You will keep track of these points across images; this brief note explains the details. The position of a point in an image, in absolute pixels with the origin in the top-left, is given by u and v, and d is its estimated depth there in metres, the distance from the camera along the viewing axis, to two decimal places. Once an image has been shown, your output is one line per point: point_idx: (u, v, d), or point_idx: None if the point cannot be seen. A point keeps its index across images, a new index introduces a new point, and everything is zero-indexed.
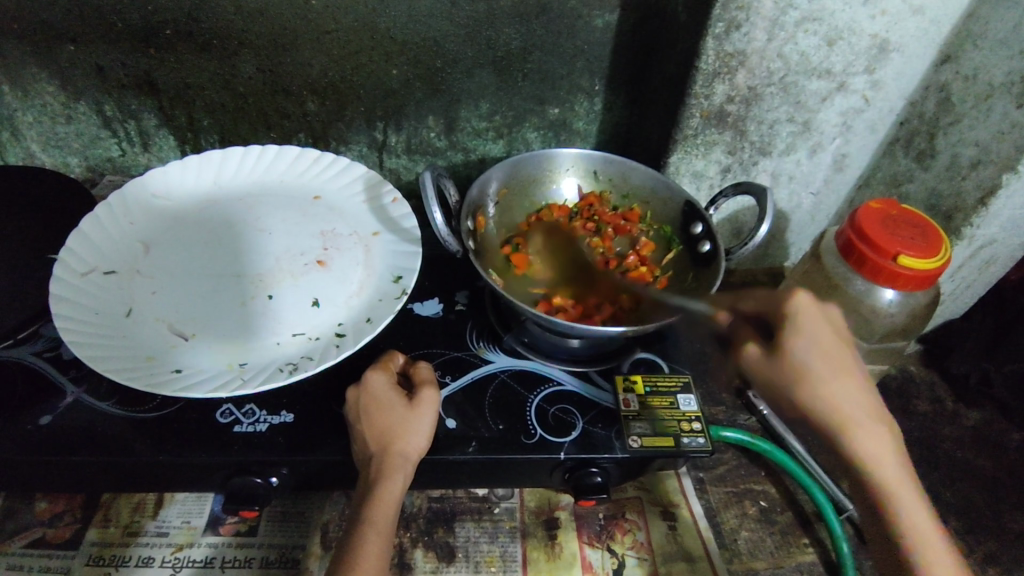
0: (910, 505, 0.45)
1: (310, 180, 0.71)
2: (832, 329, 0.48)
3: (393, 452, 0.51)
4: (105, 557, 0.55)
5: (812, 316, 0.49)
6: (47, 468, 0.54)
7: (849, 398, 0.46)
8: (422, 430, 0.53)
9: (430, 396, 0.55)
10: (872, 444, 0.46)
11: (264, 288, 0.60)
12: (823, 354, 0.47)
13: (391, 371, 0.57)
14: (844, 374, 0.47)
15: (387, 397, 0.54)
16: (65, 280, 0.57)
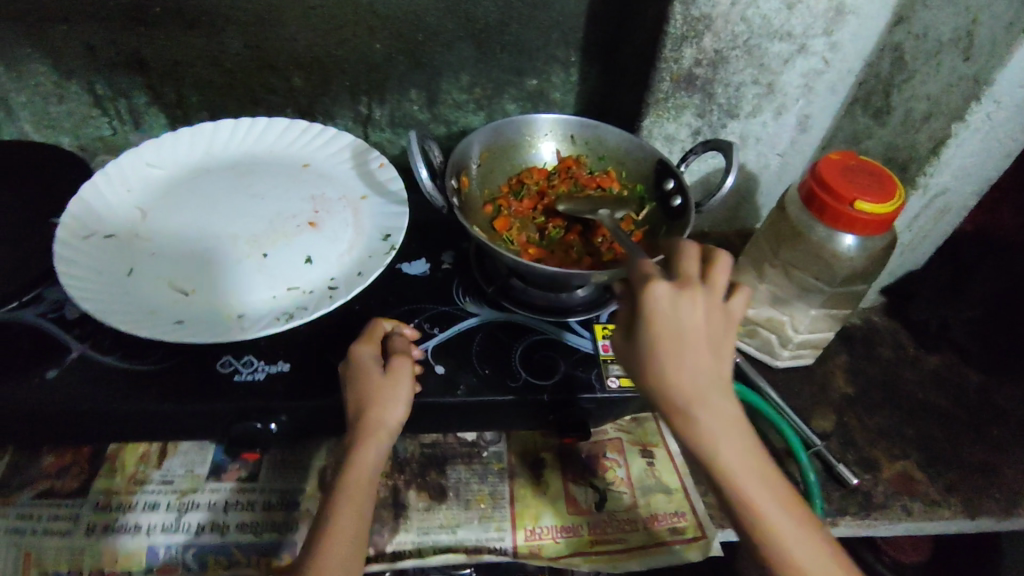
0: (765, 504, 0.43)
1: (300, 149, 0.74)
2: (692, 325, 0.43)
3: (372, 419, 0.53)
4: (112, 503, 0.58)
5: (672, 307, 0.43)
6: (55, 419, 0.57)
7: (698, 386, 0.43)
8: (398, 402, 0.54)
9: (406, 369, 0.56)
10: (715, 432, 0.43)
11: (259, 248, 0.63)
12: (676, 352, 0.43)
13: (374, 345, 0.58)
14: (699, 372, 0.43)
15: (364, 370, 0.56)
16: (68, 241, 0.59)
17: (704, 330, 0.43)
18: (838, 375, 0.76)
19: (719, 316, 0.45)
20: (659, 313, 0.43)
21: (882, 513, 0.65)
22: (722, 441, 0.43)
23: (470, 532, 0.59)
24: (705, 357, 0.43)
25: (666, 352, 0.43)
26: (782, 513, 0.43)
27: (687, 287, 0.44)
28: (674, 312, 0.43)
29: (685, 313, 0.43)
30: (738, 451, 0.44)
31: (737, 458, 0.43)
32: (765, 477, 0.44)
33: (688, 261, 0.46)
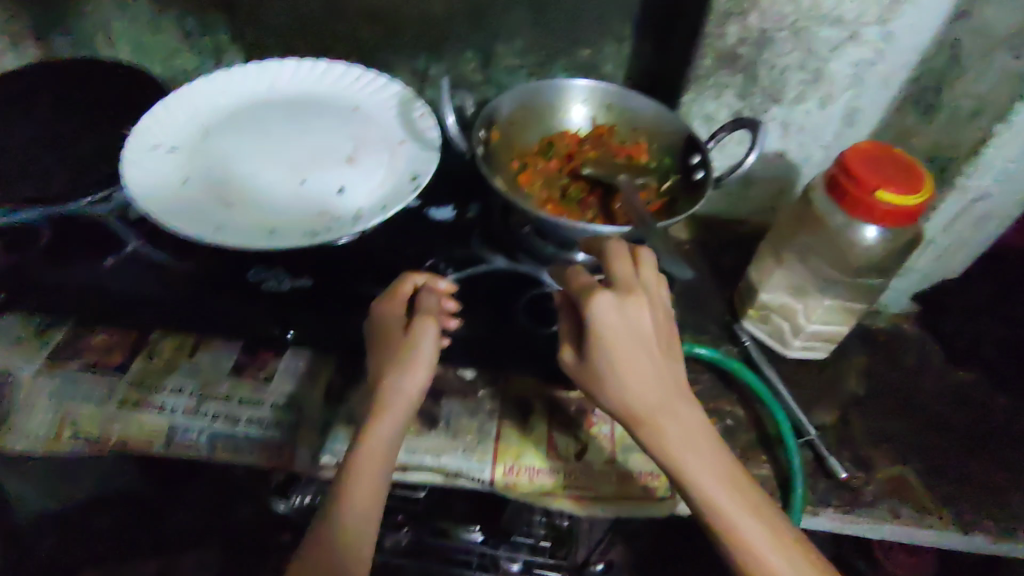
0: (724, 500, 0.46)
1: (353, 93, 0.79)
2: (636, 329, 0.48)
3: (387, 391, 0.52)
4: (145, 382, 0.65)
5: (612, 314, 0.47)
6: (106, 300, 0.64)
7: (648, 391, 0.48)
8: (417, 372, 0.53)
9: (428, 333, 0.54)
10: (671, 433, 0.48)
11: (299, 176, 0.69)
12: (621, 359, 0.47)
13: (399, 302, 0.56)
14: (644, 377, 0.48)
15: (384, 335, 0.55)
16: (136, 149, 0.67)
17: (644, 332, 0.48)
18: (852, 375, 0.75)
19: (657, 317, 0.49)
20: (600, 323, 0.47)
21: (868, 511, 0.64)
22: (674, 442, 0.47)
23: (452, 460, 0.62)
24: (652, 362, 0.48)
25: (615, 358, 0.47)
26: (736, 503, 0.46)
27: (623, 293, 0.48)
28: (617, 319, 0.47)
29: (627, 319, 0.48)
30: (695, 450, 0.47)
31: (691, 458, 0.47)
32: (721, 471, 0.47)
33: (619, 263, 0.50)
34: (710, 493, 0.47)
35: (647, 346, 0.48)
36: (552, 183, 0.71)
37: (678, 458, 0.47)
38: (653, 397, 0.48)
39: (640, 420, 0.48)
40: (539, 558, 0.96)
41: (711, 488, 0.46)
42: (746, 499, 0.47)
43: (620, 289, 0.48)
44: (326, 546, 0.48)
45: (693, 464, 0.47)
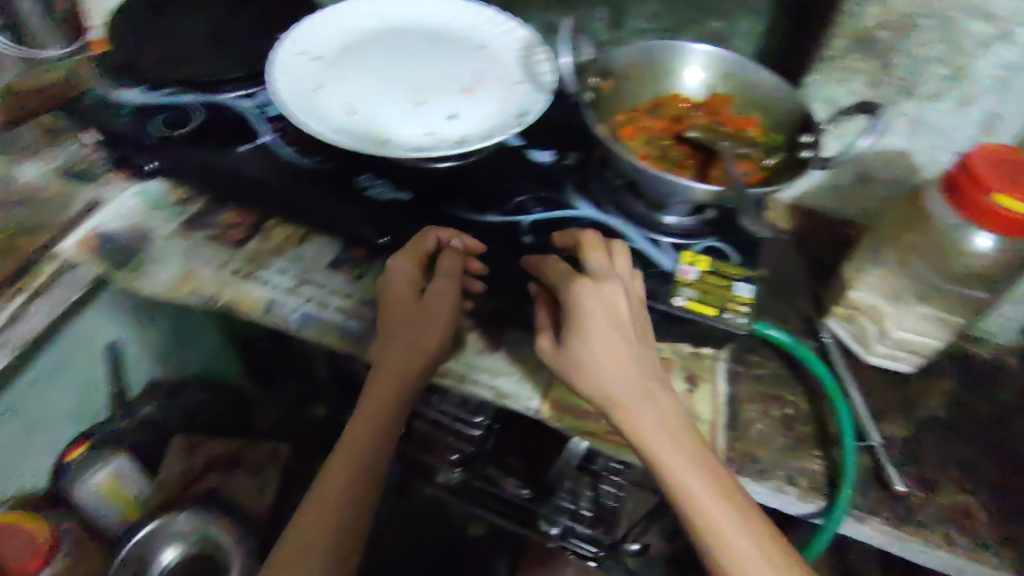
0: (688, 476, 0.52)
1: (481, 33, 0.82)
2: (612, 316, 0.56)
3: (406, 346, 0.61)
4: (255, 259, 0.74)
5: (591, 296, 0.56)
6: (237, 180, 0.73)
7: (622, 374, 0.55)
8: (430, 335, 0.61)
9: (442, 303, 0.62)
10: (641, 414, 0.54)
11: (416, 99, 0.73)
12: (591, 337, 0.55)
13: (415, 262, 0.64)
14: (613, 355, 0.55)
15: (400, 296, 0.63)
16: (282, 52, 0.74)
17: (621, 318, 0.57)
18: (936, 396, 0.70)
19: (630, 304, 0.58)
20: (570, 299, 0.57)
21: (919, 531, 0.61)
22: (642, 421, 0.54)
23: (510, 384, 0.66)
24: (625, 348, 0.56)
25: (592, 342, 0.55)
26: (694, 473, 0.52)
27: (598, 281, 0.58)
28: (594, 304, 0.56)
29: (606, 305, 0.56)
30: (661, 432, 0.54)
31: (658, 436, 0.54)
32: (687, 451, 0.53)
33: (597, 255, 0.60)
34: (676, 470, 0.52)
35: (622, 332, 0.56)
36: (653, 138, 0.71)
37: (646, 435, 0.54)
38: (624, 379, 0.55)
39: (614, 403, 0.55)
40: (579, 528, 0.88)
41: (672, 458, 0.53)
42: (708, 477, 0.52)
43: (595, 276, 0.58)
44: (346, 473, 0.60)
45: (659, 443, 0.53)
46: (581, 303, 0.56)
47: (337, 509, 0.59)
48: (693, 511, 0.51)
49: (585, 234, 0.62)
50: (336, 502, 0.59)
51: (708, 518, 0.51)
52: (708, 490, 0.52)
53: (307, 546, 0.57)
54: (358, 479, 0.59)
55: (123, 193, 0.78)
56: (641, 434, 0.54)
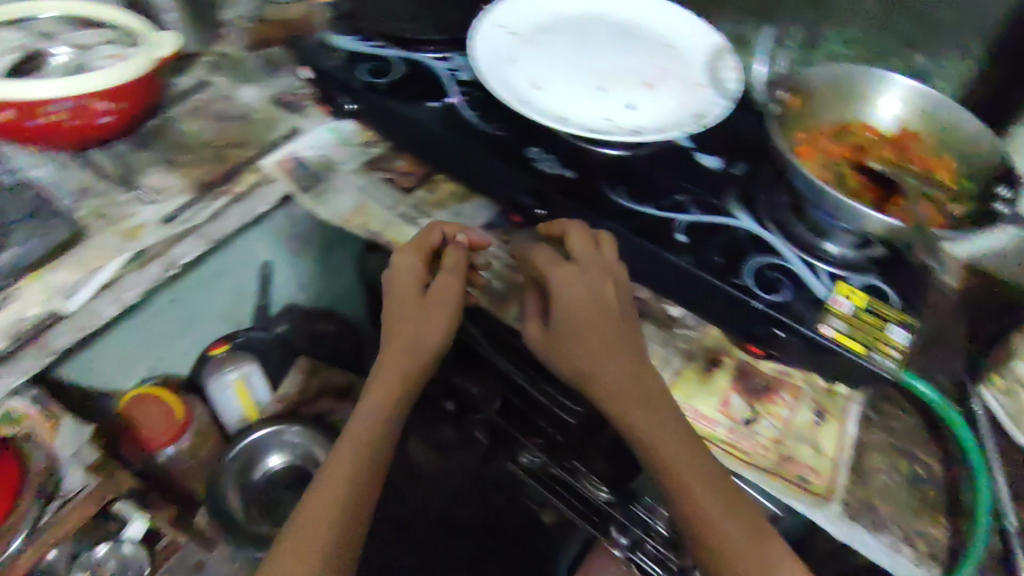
0: (680, 467, 0.58)
1: (671, 34, 0.84)
2: (600, 310, 0.63)
3: (409, 333, 0.68)
4: (420, 207, 0.80)
5: (576, 286, 0.64)
6: (419, 132, 0.79)
7: (614, 370, 0.62)
8: (437, 327, 0.69)
9: (446, 293, 0.69)
10: (633, 408, 0.61)
11: (599, 85, 0.76)
12: (573, 322, 0.63)
13: (421, 255, 0.72)
14: (606, 345, 0.63)
15: (408, 284, 0.70)
16: (483, 20, 0.79)
17: (608, 309, 0.64)
18: None
19: (617, 294, 0.65)
20: (561, 289, 0.64)
21: None
22: (634, 414, 0.60)
23: None
24: (611, 340, 0.63)
25: (581, 336, 0.63)
26: (687, 464, 0.58)
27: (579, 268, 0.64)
28: (579, 294, 0.64)
29: (592, 294, 0.64)
30: (656, 426, 0.60)
31: (654, 428, 0.60)
32: (681, 442, 0.59)
33: (580, 242, 0.66)
34: (672, 462, 0.58)
35: (610, 324, 0.63)
36: (833, 162, 0.69)
37: (640, 429, 0.60)
38: (615, 376, 0.62)
39: (614, 402, 0.61)
40: (650, 544, 0.86)
41: (662, 439, 0.59)
42: (701, 467, 0.58)
43: (580, 259, 0.65)
44: (364, 437, 0.66)
45: (652, 437, 0.59)
46: (568, 294, 0.64)
47: (351, 471, 0.65)
48: (678, 486, 0.57)
49: (569, 223, 0.68)
50: (353, 469, 0.65)
51: (691, 487, 0.57)
52: (699, 478, 0.58)
53: (328, 507, 0.62)
54: (376, 444, 0.67)
55: (316, 125, 0.86)
56: (634, 428, 0.60)
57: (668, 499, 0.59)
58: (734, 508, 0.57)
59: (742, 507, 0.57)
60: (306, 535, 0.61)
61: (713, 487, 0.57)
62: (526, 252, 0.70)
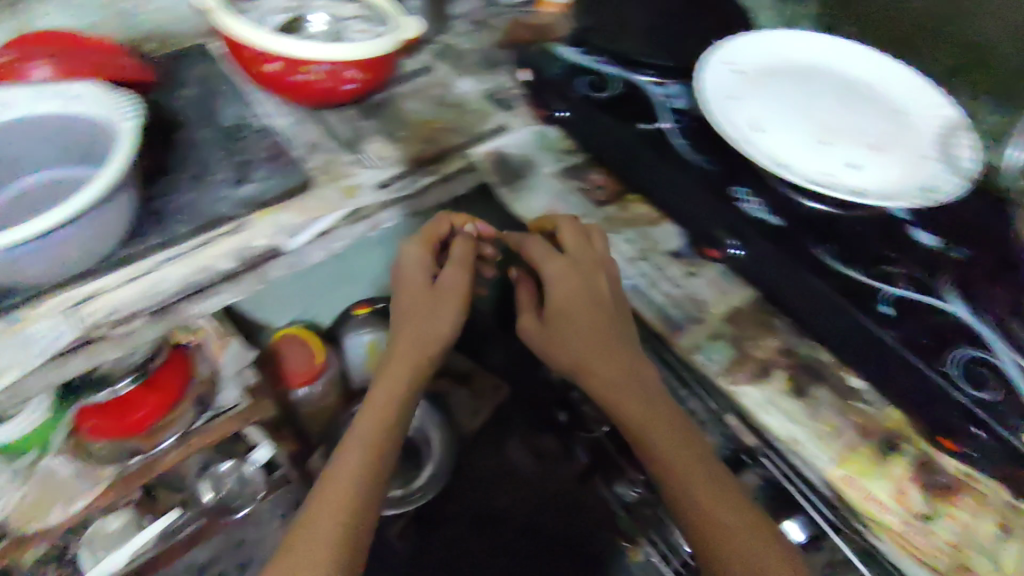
0: (674, 460, 0.66)
1: (903, 99, 0.81)
2: (591, 300, 0.72)
3: (421, 323, 0.80)
4: (611, 221, 0.82)
5: (568, 278, 0.74)
6: (628, 149, 0.80)
7: (605, 366, 0.71)
8: (444, 318, 0.80)
9: (455, 282, 0.81)
10: (629, 403, 0.69)
11: (821, 139, 0.75)
12: (568, 318, 0.73)
13: (425, 249, 0.83)
14: (600, 345, 0.72)
15: (415, 282, 0.81)
16: (714, 56, 0.80)
17: (600, 301, 0.72)
18: None
19: (612, 286, 0.73)
20: (556, 285, 0.74)
21: None
22: (630, 405, 0.69)
23: (804, 436, 0.66)
24: (590, 329, 0.72)
25: (580, 330, 0.72)
26: (677, 454, 0.66)
27: (565, 253, 0.75)
28: (570, 285, 0.74)
29: (586, 283, 0.73)
30: (651, 423, 0.68)
31: (655, 427, 0.68)
32: (675, 434, 0.68)
33: (567, 232, 0.76)
34: (666, 454, 0.66)
35: (597, 312, 0.72)
36: None
37: (637, 422, 0.69)
38: (614, 371, 0.71)
39: (615, 403, 0.70)
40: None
41: (655, 438, 0.68)
42: (692, 457, 0.66)
43: (570, 254, 0.75)
44: (373, 435, 0.75)
45: (649, 428, 0.68)
46: (563, 285, 0.74)
47: (366, 452, 0.74)
48: (664, 468, 0.66)
49: (560, 217, 0.78)
50: (366, 449, 0.74)
51: (679, 467, 0.66)
52: (688, 470, 0.65)
53: (347, 484, 0.71)
54: (387, 423, 0.77)
55: (525, 128, 0.90)
56: (628, 416, 0.69)
57: (667, 495, 0.66)
58: (721, 489, 0.65)
59: (727, 487, 0.65)
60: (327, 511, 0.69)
61: (695, 462, 0.66)
62: (518, 241, 0.81)
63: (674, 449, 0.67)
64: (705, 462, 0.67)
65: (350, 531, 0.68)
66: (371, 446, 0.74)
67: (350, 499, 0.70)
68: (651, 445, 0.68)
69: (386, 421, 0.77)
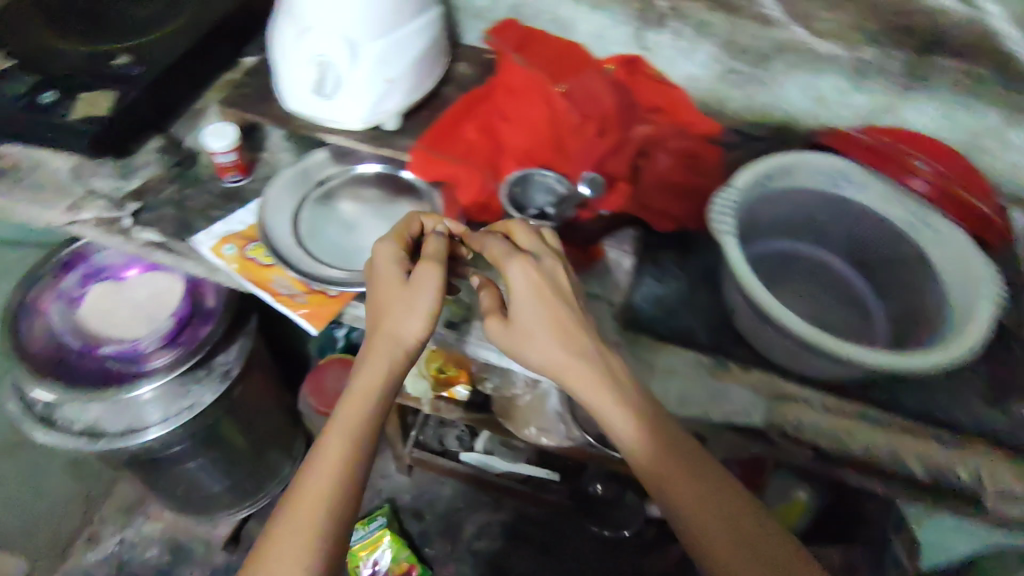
0: (688, 504, 0.54)
1: None
2: (536, 276, 0.58)
3: (389, 328, 0.62)
4: None
5: (526, 273, 0.57)
6: None
7: (576, 376, 0.56)
8: (411, 322, 0.61)
9: (428, 279, 0.62)
10: (627, 430, 0.56)
11: None
12: (539, 331, 0.57)
13: (404, 244, 0.65)
14: (562, 355, 0.56)
15: (387, 283, 0.63)
16: None
17: (559, 282, 0.59)
18: None
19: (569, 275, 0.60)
20: (546, 324, 0.57)
21: None
22: (637, 440, 0.56)
23: None
24: (561, 345, 0.56)
25: (538, 338, 0.56)
26: (703, 517, 0.53)
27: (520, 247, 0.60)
28: (529, 278, 0.57)
29: (546, 268, 0.59)
30: (654, 453, 0.56)
31: (665, 472, 0.55)
32: (685, 469, 0.55)
33: (518, 228, 0.62)
34: (680, 506, 0.54)
35: (546, 292, 0.57)
36: None
37: (640, 452, 0.56)
38: (589, 383, 0.56)
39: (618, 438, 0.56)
40: None
41: (680, 499, 0.54)
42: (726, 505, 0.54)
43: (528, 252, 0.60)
44: (348, 437, 0.60)
45: (657, 463, 0.55)
46: (519, 279, 0.57)
47: (352, 446, 0.60)
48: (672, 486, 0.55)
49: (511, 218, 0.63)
50: (351, 441, 0.60)
51: (678, 495, 0.54)
52: (711, 516, 0.53)
53: (328, 478, 0.58)
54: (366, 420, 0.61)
55: None
56: (630, 450, 0.56)
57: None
58: (730, 514, 0.54)
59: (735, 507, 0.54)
60: (303, 517, 0.57)
61: (693, 485, 0.55)
62: (481, 242, 0.62)
63: (688, 496, 0.54)
64: (700, 471, 0.56)
65: (355, 470, 0.60)
66: (351, 438, 0.60)
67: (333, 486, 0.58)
68: (663, 484, 0.55)
69: (364, 417, 0.61)
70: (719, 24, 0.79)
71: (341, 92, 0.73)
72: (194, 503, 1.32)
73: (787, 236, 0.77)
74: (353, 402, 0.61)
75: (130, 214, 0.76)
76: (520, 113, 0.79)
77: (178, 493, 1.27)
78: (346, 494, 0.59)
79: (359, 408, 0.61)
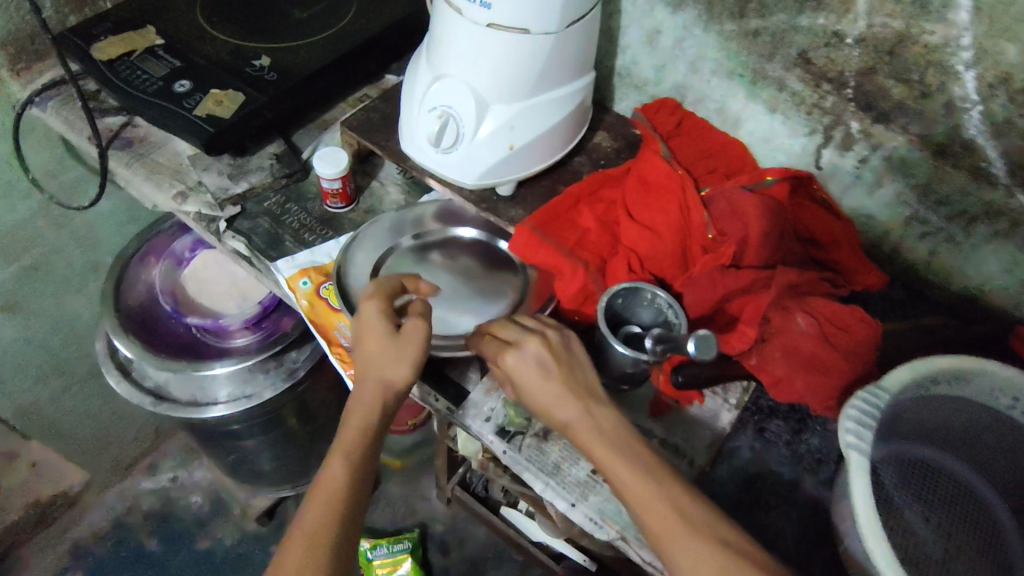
0: (673, 531, 0.47)
1: None
2: (527, 358, 0.56)
3: (376, 377, 0.59)
4: None
5: (521, 361, 0.56)
6: None
7: (579, 425, 0.53)
8: (401, 365, 0.59)
9: (417, 334, 0.60)
10: (616, 463, 0.51)
11: None
12: (549, 407, 0.55)
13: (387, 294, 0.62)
14: (562, 406, 0.54)
15: (374, 333, 0.60)
16: None
17: (546, 360, 0.55)
18: None
19: (571, 354, 0.57)
20: (547, 391, 0.55)
21: None
22: (623, 470, 0.51)
23: None
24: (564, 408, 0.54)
25: (544, 405, 0.55)
26: (692, 550, 0.46)
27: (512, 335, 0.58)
28: (523, 366, 0.55)
29: (533, 348, 0.56)
30: (637, 478, 0.50)
31: (646, 503, 0.49)
32: (668, 498, 0.49)
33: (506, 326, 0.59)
34: (664, 537, 0.48)
35: (544, 376, 0.55)
36: None
37: (622, 474, 0.51)
38: (591, 431, 0.53)
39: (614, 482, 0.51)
40: None
41: (666, 528, 0.48)
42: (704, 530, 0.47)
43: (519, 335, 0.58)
44: (345, 469, 0.57)
45: (641, 491, 0.50)
46: (518, 369, 0.56)
47: (356, 469, 0.57)
48: (637, 504, 0.49)
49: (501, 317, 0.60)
50: (347, 479, 0.57)
51: (663, 524, 0.48)
52: (697, 546, 0.46)
53: (327, 513, 0.55)
54: (370, 441, 0.59)
55: None
56: (621, 487, 0.51)
57: None
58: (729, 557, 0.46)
59: (688, 508, 0.48)
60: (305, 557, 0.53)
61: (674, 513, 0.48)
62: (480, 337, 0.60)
63: (670, 522, 0.48)
64: (671, 488, 0.50)
65: (356, 502, 0.56)
66: (350, 469, 0.57)
67: (340, 506, 0.55)
68: (649, 520, 0.49)
69: (361, 455, 0.58)
70: (919, 164, 0.65)
71: (459, 149, 0.67)
72: (242, 473, 1.34)
73: (936, 445, 0.60)
74: (348, 438, 0.58)
75: (227, 218, 0.74)
76: (648, 216, 0.69)
77: (228, 461, 1.29)
78: (346, 534, 0.55)
79: (358, 440, 0.58)
